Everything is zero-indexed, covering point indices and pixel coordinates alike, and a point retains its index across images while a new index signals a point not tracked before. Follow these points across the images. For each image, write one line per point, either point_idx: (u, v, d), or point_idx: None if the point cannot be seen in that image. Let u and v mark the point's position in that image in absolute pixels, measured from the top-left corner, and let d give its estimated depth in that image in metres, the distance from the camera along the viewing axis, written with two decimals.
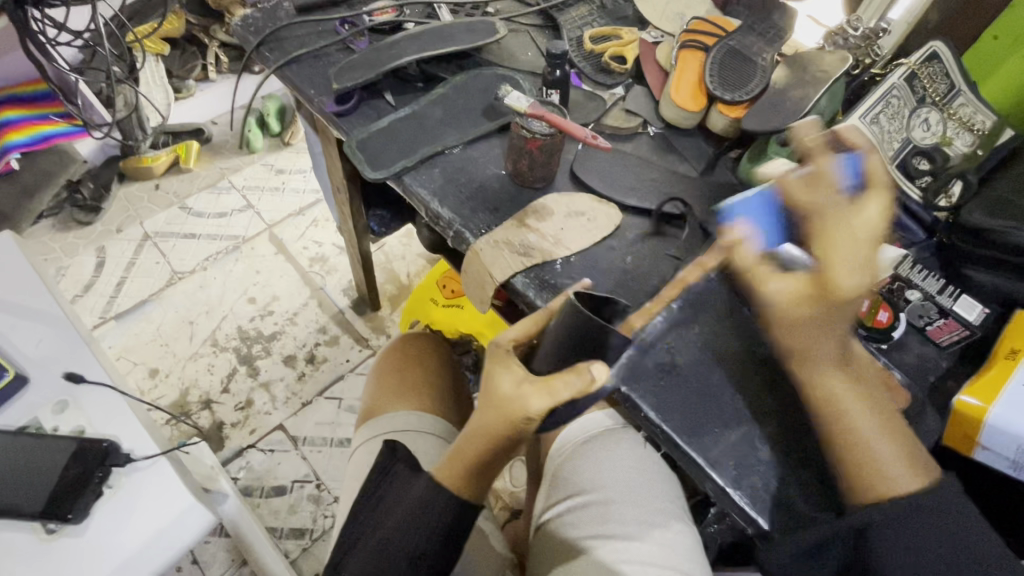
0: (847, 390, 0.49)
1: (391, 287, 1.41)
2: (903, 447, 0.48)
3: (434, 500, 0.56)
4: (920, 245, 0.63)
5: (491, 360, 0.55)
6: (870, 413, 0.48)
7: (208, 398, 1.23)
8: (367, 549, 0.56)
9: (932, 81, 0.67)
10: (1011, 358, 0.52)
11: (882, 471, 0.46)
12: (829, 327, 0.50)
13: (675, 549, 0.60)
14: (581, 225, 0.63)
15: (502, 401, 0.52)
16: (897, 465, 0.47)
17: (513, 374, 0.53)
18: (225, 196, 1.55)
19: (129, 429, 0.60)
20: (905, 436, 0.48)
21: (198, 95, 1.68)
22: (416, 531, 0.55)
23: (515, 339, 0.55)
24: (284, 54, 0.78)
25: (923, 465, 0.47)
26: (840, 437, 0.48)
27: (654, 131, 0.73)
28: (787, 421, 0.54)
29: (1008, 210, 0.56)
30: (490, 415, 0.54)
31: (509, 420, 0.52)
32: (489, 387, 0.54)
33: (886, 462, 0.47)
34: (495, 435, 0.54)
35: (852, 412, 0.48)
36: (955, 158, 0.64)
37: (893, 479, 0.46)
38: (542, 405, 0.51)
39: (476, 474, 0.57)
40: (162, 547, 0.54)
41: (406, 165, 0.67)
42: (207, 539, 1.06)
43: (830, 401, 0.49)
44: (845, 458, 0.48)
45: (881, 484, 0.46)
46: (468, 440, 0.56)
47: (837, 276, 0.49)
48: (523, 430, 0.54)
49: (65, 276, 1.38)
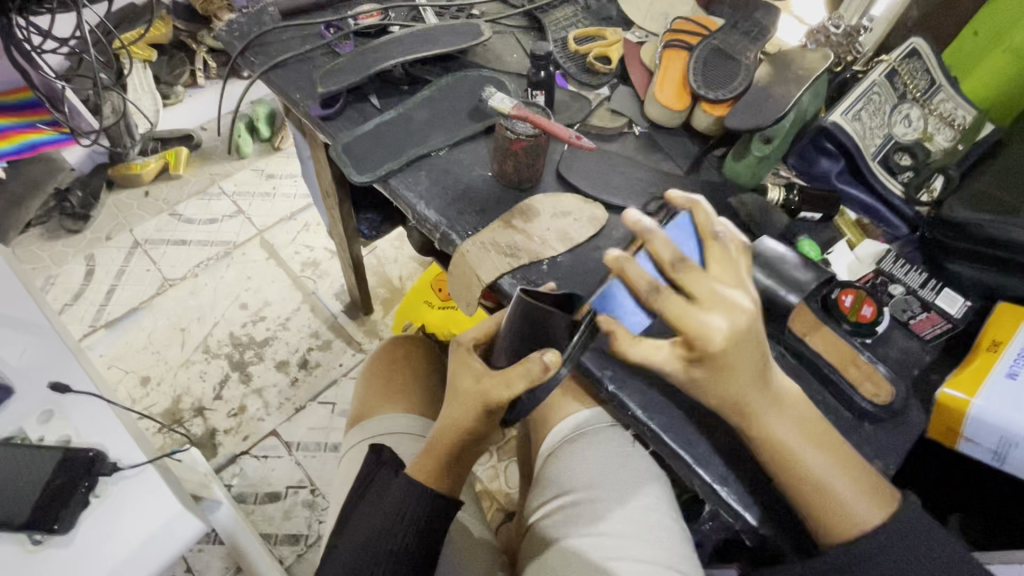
0: (789, 433, 0.48)
1: (383, 291, 1.41)
2: (862, 484, 0.48)
3: (410, 497, 0.57)
4: (903, 240, 0.64)
5: (456, 359, 0.58)
6: (812, 463, 0.48)
7: (200, 404, 1.23)
8: (346, 547, 0.56)
9: (913, 77, 0.68)
10: (992, 350, 0.52)
11: (844, 511, 0.47)
12: (737, 364, 0.45)
13: (662, 545, 0.61)
14: (567, 225, 0.63)
15: (465, 395, 0.55)
16: (856, 502, 0.47)
17: (472, 372, 0.56)
18: (216, 202, 1.54)
19: (115, 438, 0.59)
20: (860, 468, 0.48)
21: (186, 101, 1.68)
22: (393, 527, 0.55)
23: (476, 336, 0.59)
24: (270, 58, 0.78)
25: (884, 492, 0.48)
26: (799, 479, 0.48)
27: (639, 131, 0.73)
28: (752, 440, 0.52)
29: (992, 203, 0.58)
30: (455, 409, 0.56)
31: (472, 412, 0.55)
32: (454, 385, 0.57)
33: (846, 507, 0.47)
34: (461, 427, 0.56)
35: (807, 459, 0.48)
36: (936, 153, 0.66)
37: (852, 515, 0.47)
38: (500, 396, 0.53)
39: (446, 469, 0.58)
40: (152, 552, 0.54)
41: (391, 168, 0.67)
42: (200, 547, 1.05)
43: (779, 446, 0.48)
44: (809, 497, 0.48)
45: (844, 524, 0.47)
46: (438, 437, 0.58)
47: (705, 329, 0.44)
48: (486, 421, 0.56)
49: (54, 285, 1.38)
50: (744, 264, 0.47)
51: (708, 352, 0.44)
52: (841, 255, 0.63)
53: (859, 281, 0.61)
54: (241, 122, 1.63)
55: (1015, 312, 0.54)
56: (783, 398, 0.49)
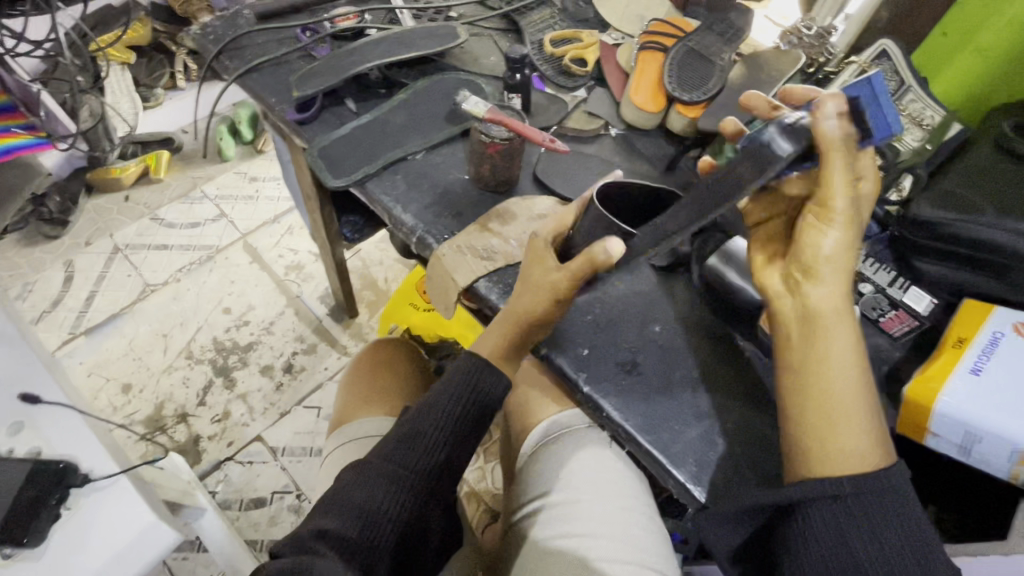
0: (844, 374, 0.46)
1: (369, 293, 1.40)
2: (872, 430, 0.45)
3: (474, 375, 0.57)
4: (874, 239, 0.65)
5: (534, 251, 0.56)
6: (857, 354, 0.47)
7: (183, 411, 1.21)
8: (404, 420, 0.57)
9: (882, 78, 0.70)
10: (958, 346, 0.53)
11: (844, 453, 0.45)
12: (833, 249, 0.46)
13: (638, 545, 0.61)
14: (543, 227, 0.63)
15: (533, 284, 0.54)
16: (860, 445, 0.45)
17: (549, 270, 0.54)
18: (197, 206, 1.53)
19: (88, 448, 0.59)
20: (874, 408, 0.46)
21: (166, 103, 1.64)
22: (450, 407, 0.57)
23: (554, 228, 0.57)
24: (245, 61, 0.78)
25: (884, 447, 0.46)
26: (815, 412, 0.46)
27: (615, 132, 0.73)
28: (728, 441, 0.53)
29: (956, 202, 0.57)
30: (522, 296, 0.55)
31: (541, 298, 0.54)
32: (524, 274, 0.56)
33: (855, 449, 0.45)
34: (533, 315, 0.54)
35: (835, 385, 0.46)
36: (905, 153, 0.66)
37: (861, 455, 0.45)
38: (571, 286, 0.53)
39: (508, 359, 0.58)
40: (125, 564, 0.53)
41: (367, 172, 0.67)
42: (184, 555, 1.04)
43: (823, 391, 0.46)
44: (811, 427, 0.46)
45: (839, 459, 0.45)
46: (495, 328, 0.57)
47: (807, 275, 0.47)
48: (553, 315, 0.55)
49: (32, 292, 1.35)
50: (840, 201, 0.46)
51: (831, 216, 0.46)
52: None
53: None
54: (223, 124, 1.62)
55: (979, 309, 0.55)
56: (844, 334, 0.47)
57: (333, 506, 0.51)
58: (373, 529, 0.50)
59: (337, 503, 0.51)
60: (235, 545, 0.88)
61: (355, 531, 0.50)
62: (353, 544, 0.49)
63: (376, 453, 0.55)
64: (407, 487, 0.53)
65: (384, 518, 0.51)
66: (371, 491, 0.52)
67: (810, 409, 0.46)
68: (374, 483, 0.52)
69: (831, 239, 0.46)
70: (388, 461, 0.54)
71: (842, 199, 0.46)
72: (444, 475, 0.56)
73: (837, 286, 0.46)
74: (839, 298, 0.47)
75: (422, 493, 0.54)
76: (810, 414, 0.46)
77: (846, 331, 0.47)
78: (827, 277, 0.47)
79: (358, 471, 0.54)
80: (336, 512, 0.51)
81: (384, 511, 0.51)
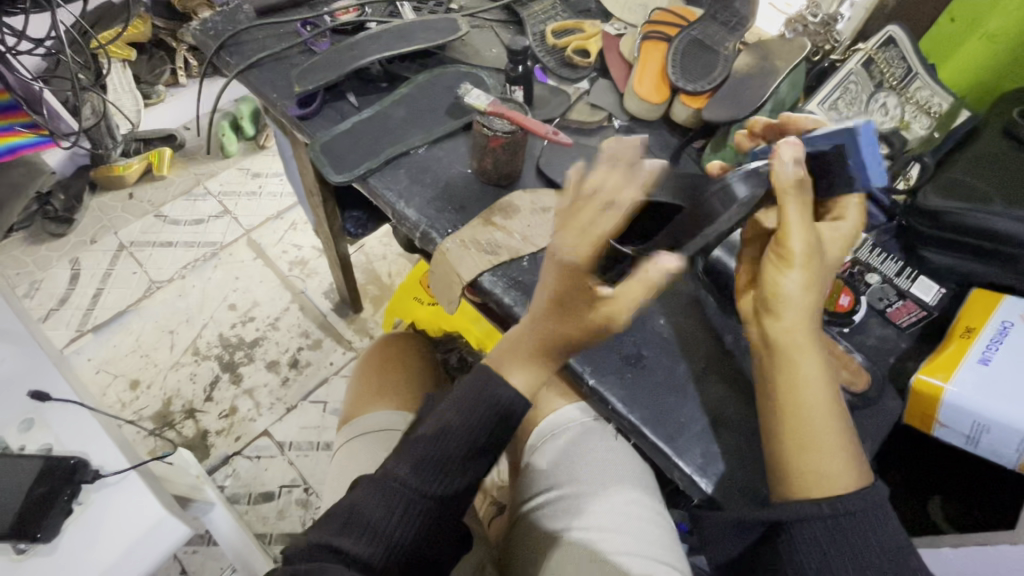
0: (817, 392, 0.48)
1: (373, 288, 1.41)
2: (848, 451, 0.48)
3: (481, 386, 0.55)
4: (881, 228, 0.63)
5: (562, 278, 0.52)
6: (828, 380, 0.49)
7: (191, 406, 1.22)
8: (417, 436, 0.54)
9: (888, 66, 0.68)
10: (966, 335, 0.53)
11: (820, 471, 0.47)
12: (794, 287, 0.49)
13: (645, 536, 0.62)
14: (547, 221, 0.63)
15: (569, 307, 0.52)
16: (835, 465, 0.47)
17: (577, 307, 0.52)
18: (201, 203, 1.53)
19: (98, 445, 0.59)
20: (845, 433, 0.48)
21: (169, 100, 1.66)
22: (467, 427, 0.54)
23: (576, 252, 0.52)
24: (245, 57, 0.77)
25: (858, 467, 0.47)
26: (789, 424, 0.48)
27: (619, 124, 0.73)
28: (734, 434, 0.53)
29: (965, 190, 0.57)
30: (557, 318, 0.53)
31: (583, 322, 0.52)
32: (558, 298, 0.52)
33: (827, 470, 0.47)
34: (567, 336, 0.53)
35: (809, 401, 0.48)
36: (912, 142, 0.67)
37: (830, 477, 0.47)
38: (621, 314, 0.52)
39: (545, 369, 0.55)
40: (138, 558, 0.54)
41: (369, 167, 0.66)
42: (195, 548, 1.06)
43: (798, 407, 0.48)
44: (786, 440, 0.48)
45: (811, 478, 0.47)
46: (517, 339, 0.55)
47: (770, 306, 0.50)
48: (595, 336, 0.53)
49: (39, 290, 1.36)
50: (797, 243, 0.49)
51: (790, 257, 0.49)
52: None
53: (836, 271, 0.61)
54: (224, 120, 1.62)
55: (987, 297, 0.55)
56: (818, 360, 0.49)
57: (348, 520, 0.51)
58: (383, 552, 0.50)
59: (352, 519, 0.51)
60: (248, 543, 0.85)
61: (368, 551, 0.49)
62: (365, 564, 0.49)
63: (390, 469, 0.53)
64: (422, 511, 0.52)
65: (397, 540, 0.51)
66: (386, 511, 0.51)
67: (779, 428, 0.48)
68: (389, 503, 0.51)
69: (791, 277, 0.49)
70: (406, 485, 0.52)
71: (799, 241, 0.49)
72: (462, 497, 0.54)
73: (800, 319, 0.49)
74: (801, 329, 0.49)
75: (437, 515, 0.53)
76: (779, 425, 0.48)
77: (812, 361, 0.49)
78: (789, 310, 0.49)
79: (373, 486, 0.52)
80: (349, 530, 0.50)
81: (397, 533, 0.51)
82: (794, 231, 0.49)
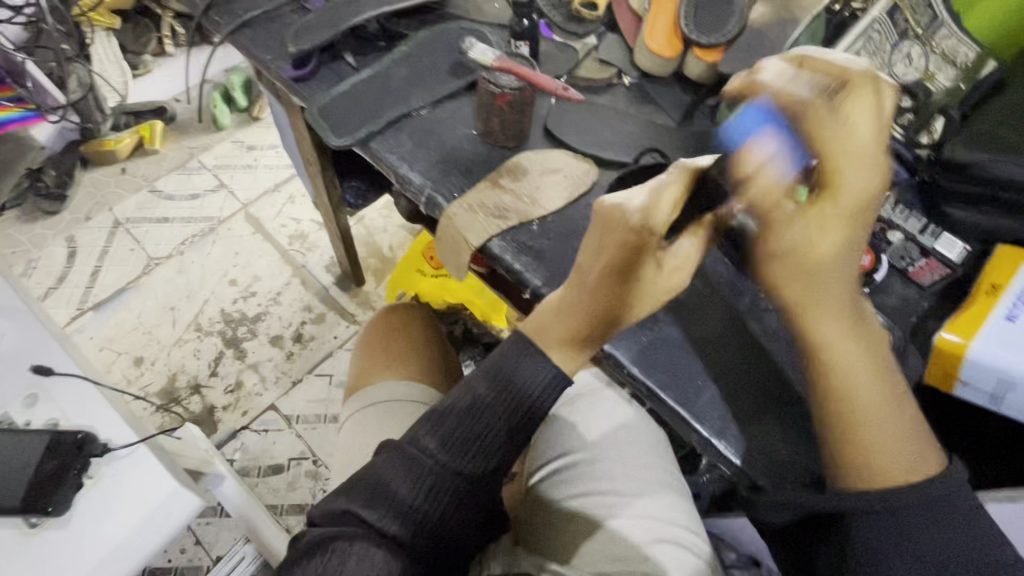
0: (852, 351, 0.45)
1: (374, 261, 1.39)
2: (915, 434, 0.44)
3: (511, 360, 0.53)
4: (902, 184, 0.61)
5: (626, 243, 0.48)
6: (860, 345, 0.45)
7: (196, 382, 1.22)
8: (446, 409, 0.53)
9: (913, 14, 0.64)
10: (991, 293, 0.51)
11: (882, 451, 0.44)
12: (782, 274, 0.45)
13: (662, 500, 0.63)
14: (557, 182, 0.61)
15: (623, 282, 0.49)
16: (898, 451, 0.44)
17: (632, 283, 0.49)
18: (195, 176, 1.50)
19: (106, 419, 0.58)
20: (912, 411, 0.46)
21: (156, 71, 1.62)
22: (499, 407, 0.52)
23: (644, 210, 0.48)
24: (235, 17, 0.73)
25: (927, 455, 0.44)
26: (842, 404, 0.45)
27: (630, 81, 0.70)
28: (759, 395, 0.52)
29: (994, 140, 0.54)
30: (604, 290, 0.50)
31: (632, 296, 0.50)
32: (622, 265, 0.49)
33: (883, 440, 0.44)
34: (608, 310, 0.50)
35: (852, 379, 0.44)
36: (937, 94, 0.62)
37: (895, 465, 0.44)
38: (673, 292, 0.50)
39: (583, 346, 0.52)
40: (151, 531, 0.53)
41: (370, 131, 0.64)
42: (207, 520, 1.07)
43: (837, 367, 0.45)
44: (838, 424, 0.45)
45: (874, 462, 0.44)
46: (552, 318, 0.52)
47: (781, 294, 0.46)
48: (632, 314, 0.50)
49: (36, 268, 1.35)
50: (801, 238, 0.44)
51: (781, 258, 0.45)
52: None
53: None
54: (216, 92, 1.57)
55: (1013, 255, 0.53)
56: (853, 313, 0.45)
57: (372, 495, 0.51)
58: (408, 528, 0.50)
59: (379, 490, 0.51)
60: (256, 509, 0.85)
61: (394, 525, 0.50)
62: (391, 539, 0.50)
63: (418, 442, 0.52)
64: (450, 489, 0.51)
65: (423, 515, 0.51)
66: (413, 486, 0.51)
67: (820, 408, 0.46)
68: (416, 477, 0.51)
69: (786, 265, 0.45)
70: (436, 461, 0.51)
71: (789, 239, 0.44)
72: (493, 478, 0.53)
73: (822, 293, 0.44)
74: (812, 293, 0.45)
75: (465, 496, 0.52)
76: (827, 405, 0.45)
77: (836, 331, 0.45)
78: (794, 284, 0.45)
79: (401, 459, 0.52)
80: (374, 504, 0.50)
81: (424, 507, 0.51)
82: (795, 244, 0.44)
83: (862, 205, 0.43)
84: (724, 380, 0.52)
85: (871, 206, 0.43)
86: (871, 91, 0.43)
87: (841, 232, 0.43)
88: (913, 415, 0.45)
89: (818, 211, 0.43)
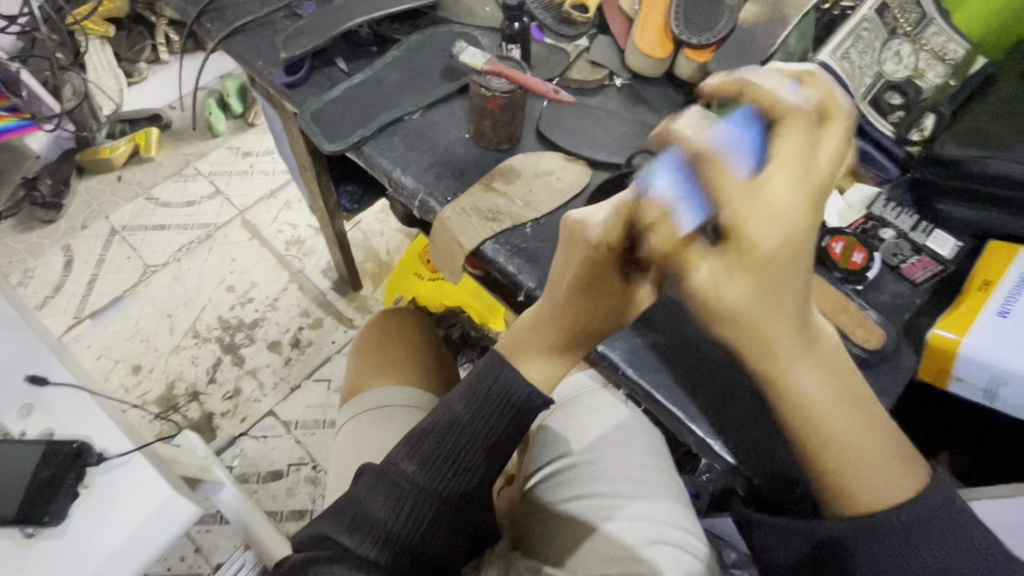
0: (812, 387, 0.40)
1: (371, 265, 1.39)
2: (887, 461, 0.42)
3: (492, 372, 0.53)
4: (894, 181, 0.61)
5: (586, 263, 0.48)
6: (819, 380, 0.40)
7: (194, 389, 1.22)
8: (425, 429, 0.53)
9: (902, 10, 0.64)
10: (983, 290, 0.51)
11: (860, 483, 0.42)
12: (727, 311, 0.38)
13: (658, 504, 0.63)
14: (549, 184, 0.61)
15: (591, 299, 0.49)
16: (875, 477, 0.42)
17: (602, 298, 0.49)
18: (191, 183, 1.50)
19: (100, 428, 0.58)
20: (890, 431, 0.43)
21: (151, 78, 1.62)
22: (479, 421, 0.53)
23: (608, 230, 0.46)
24: (227, 24, 0.73)
25: (911, 464, 0.43)
26: (815, 432, 0.41)
27: (621, 83, 0.70)
28: (748, 400, 0.52)
29: (980, 139, 0.55)
30: (580, 301, 0.49)
31: (599, 314, 0.50)
32: (589, 283, 0.48)
33: (858, 465, 0.41)
34: (581, 327, 0.51)
35: (827, 416, 0.41)
36: (927, 91, 0.62)
37: (870, 490, 0.42)
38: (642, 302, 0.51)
39: (564, 357, 0.53)
40: (146, 539, 0.53)
41: (362, 135, 0.64)
42: (207, 527, 1.07)
43: (803, 400, 0.40)
44: (819, 455, 0.41)
45: (855, 493, 0.42)
46: (531, 331, 0.53)
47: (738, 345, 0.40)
48: (611, 326, 0.51)
49: (33, 278, 1.35)
50: (731, 276, 0.37)
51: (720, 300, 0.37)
52: (832, 202, 0.61)
53: (850, 227, 0.59)
54: (211, 99, 1.57)
55: (1004, 251, 0.53)
56: (814, 341, 0.40)
57: (352, 519, 0.51)
58: (392, 550, 0.50)
59: (359, 517, 0.51)
60: (253, 512, 0.85)
61: (377, 548, 0.50)
62: (373, 564, 0.50)
63: (398, 463, 0.52)
64: (432, 506, 0.52)
65: (405, 538, 0.51)
66: (394, 508, 0.51)
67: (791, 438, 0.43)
68: (396, 499, 0.51)
69: (736, 287, 0.37)
70: (415, 479, 0.52)
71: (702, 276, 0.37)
72: (474, 493, 0.53)
73: (791, 341, 0.39)
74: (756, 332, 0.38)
75: (447, 513, 0.52)
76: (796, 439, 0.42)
77: (788, 365, 0.39)
78: (740, 330, 0.38)
79: (379, 482, 0.52)
80: (356, 528, 0.50)
81: (404, 531, 0.51)
82: (728, 279, 0.36)
83: (785, 248, 0.36)
84: (713, 381, 0.52)
85: (795, 253, 0.36)
86: (804, 130, 0.36)
87: (746, 288, 0.36)
88: (897, 435, 0.43)
89: (727, 256, 0.37)
